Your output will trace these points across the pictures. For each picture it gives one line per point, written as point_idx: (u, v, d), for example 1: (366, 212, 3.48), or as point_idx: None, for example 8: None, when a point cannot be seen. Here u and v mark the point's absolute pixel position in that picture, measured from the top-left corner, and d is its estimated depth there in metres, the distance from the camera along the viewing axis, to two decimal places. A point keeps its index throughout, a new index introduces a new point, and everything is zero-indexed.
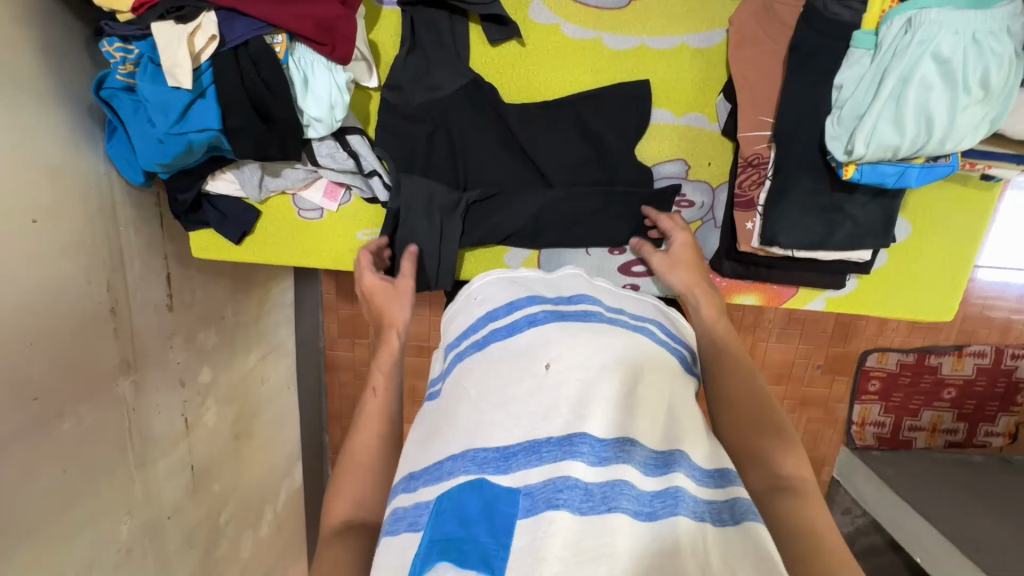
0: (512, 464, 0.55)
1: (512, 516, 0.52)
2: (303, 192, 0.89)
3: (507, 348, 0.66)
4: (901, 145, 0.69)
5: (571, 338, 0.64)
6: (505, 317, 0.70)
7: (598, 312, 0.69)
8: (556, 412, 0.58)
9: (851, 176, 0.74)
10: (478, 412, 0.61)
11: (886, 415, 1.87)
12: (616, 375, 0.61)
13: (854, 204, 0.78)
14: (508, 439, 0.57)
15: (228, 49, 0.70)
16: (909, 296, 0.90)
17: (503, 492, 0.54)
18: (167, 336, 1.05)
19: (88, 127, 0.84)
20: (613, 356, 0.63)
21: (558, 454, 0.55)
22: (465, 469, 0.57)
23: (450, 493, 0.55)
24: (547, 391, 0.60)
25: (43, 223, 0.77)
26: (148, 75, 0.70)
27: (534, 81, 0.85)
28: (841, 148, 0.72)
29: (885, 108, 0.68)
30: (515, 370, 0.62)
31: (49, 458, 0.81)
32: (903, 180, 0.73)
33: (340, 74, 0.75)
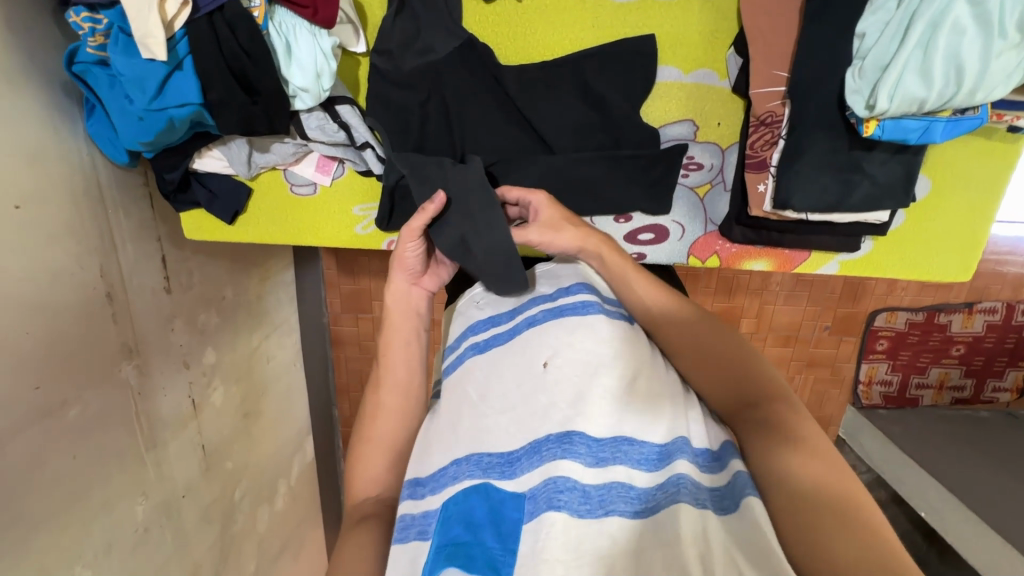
0: (517, 469, 0.60)
1: (518, 520, 0.56)
2: (295, 167, 0.85)
3: (509, 352, 0.71)
4: (928, 97, 0.64)
5: (567, 336, 0.67)
6: (507, 323, 0.75)
7: (596, 302, 0.70)
8: (555, 410, 0.62)
9: (872, 133, 0.69)
10: (483, 417, 0.67)
11: (894, 374, 1.87)
12: (613, 373, 0.63)
13: (872, 161, 0.74)
14: (512, 444, 0.63)
15: (203, 15, 0.64)
16: (924, 256, 0.87)
17: (507, 497, 0.59)
18: (167, 320, 1.04)
19: (65, 105, 0.80)
20: (610, 351, 0.65)
21: (556, 452, 0.58)
22: (469, 474, 0.62)
23: (455, 498, 0.60)
24: (547, 388, 0.65)
25: (27, 210, 0.74)
26: (120, 47, 0.65)
27: (531, 40, 0.79)
28: (862, 102, 0.68)
29: (912, 57, 0.64)
30: (518, 373, 0.68)
31: (57, 445, 0.80)
32: (928, 136, 0.69)
33: (324, 40, 0.71)
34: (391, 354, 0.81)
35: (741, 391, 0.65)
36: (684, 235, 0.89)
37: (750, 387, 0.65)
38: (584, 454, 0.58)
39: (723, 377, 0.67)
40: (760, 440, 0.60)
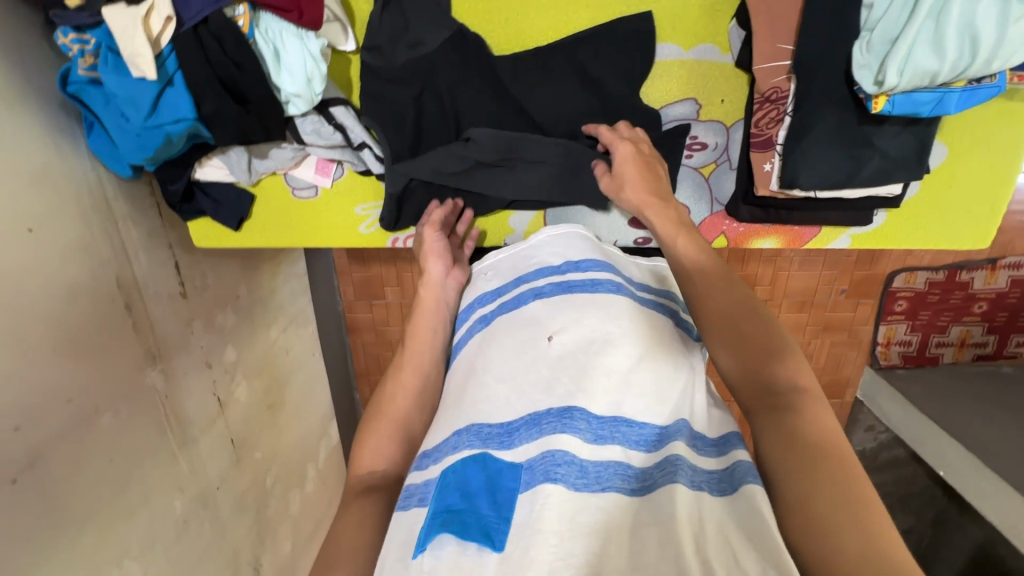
0: (515, 440, 0.62)
1: (513, 490, 0.58)
2: (295, 171, 0.85)
3: (513, 324, 0.74)
4: (941, 70, 0.62)
5: (574, 313, 0.71)
6: (512, 291, 0.78)
7: (607, 281, 0.74)
8: (558, 383, 0.65)
9: (881, 109, 0.67)
10: (483, 387, 0.69)
11: (913, 335, 1.85)
12: (625, 346, 0.67)
13: (883, 135, 0.71)
14: (511, 416, 0.64)
15: (187, 29, 0.63)
16: (941, 227, 0.85)
17: (504, 467, 0.60)
18: (186, 323, 1.07)
19: (64, 122, 0.80)
20: (618, 328, 0.69)
21: (556, 426, 0.60)
22: (469, 444, 0.63)
23: (454, 467, 0.61)
24: (551, 360, 0.68)
25: (40, 231, 0.76)
26: (111, 66, 0.64)
27: (522, 26, 0.77)
28: (870, 78, 0.65)
29: (923, 29, 0.61)
30: (523, 346, 0.70)
31: (95, 452, 0.85)
32: (942, 108, 0.66)
33: (312, 42, 0.69)
34: (413, 338, 0.81)
35: (758, 381, 0.63)
36: (690, 217, 0.87)
37: (771, 378, 0.63)
38: (584, 429, 0.61)
39: (744, 367, 0.65)
40: (776, 431, 0.60)
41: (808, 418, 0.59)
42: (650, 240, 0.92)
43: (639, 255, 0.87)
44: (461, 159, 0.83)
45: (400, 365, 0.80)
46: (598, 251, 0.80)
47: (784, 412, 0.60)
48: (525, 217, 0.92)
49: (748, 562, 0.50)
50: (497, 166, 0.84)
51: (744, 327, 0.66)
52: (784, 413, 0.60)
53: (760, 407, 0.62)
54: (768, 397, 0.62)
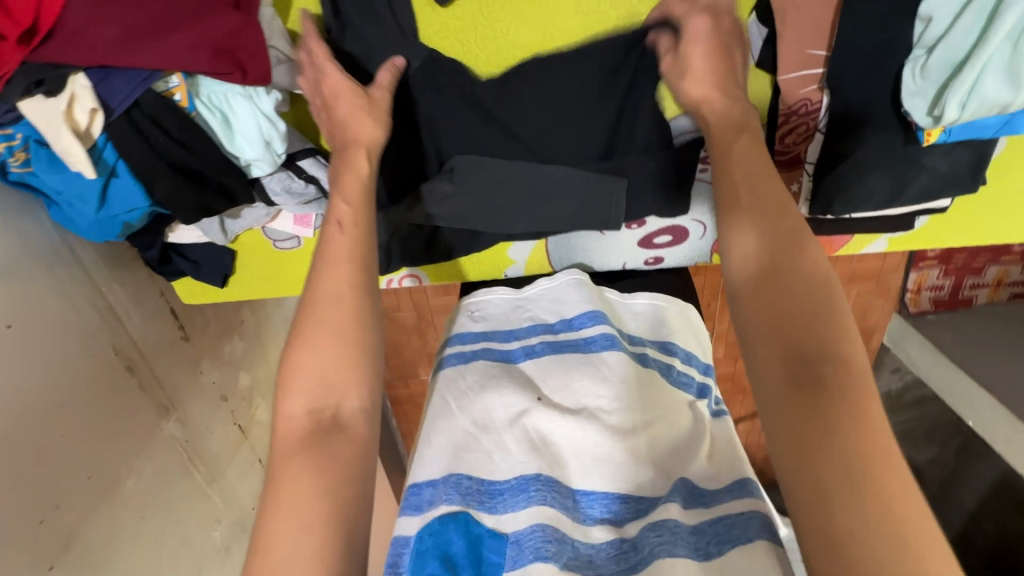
0: (500, 505, 0.60)
1: (499, 564, 0.56)
2: (273, 224, 0.79)
3: (498, 372, 0.72)
4: (1013, 101, 0.56)
5: (565, 377, 0.70)
6: (500, 342, 0.78)
7: (603, 336, 0.72)
8: (545, 451, 0.64)
9: (935, 140, 0.62)
10: (464, 436, 0.66)
11: (945, 279, 1.75)
12: (621, 409, 0.65)
13: (933, 154, 0.65)
14: (496, 477, 0.62)
15: (119, 116, 0.57)
16: (991, 223, 0.77)
17: (487, 534, 0.58)
18: (193, 365, 1.06)
19: (22, 200, 0.75)
20: (611, 392, 0.67)
21: (544, 496, 0.59)
22: (448, 499, 0.60)
23: (432, 527, 0.58)
24: (540, 418, 0.66)
25: (21, 325, 0.72)
26: (45, 161, 0.57)
27: (503, 45, 0.71)
28: (925, 109, 0.60)
29: (997, 53, 0.55)
30: (510, 398, 0.68)
31: (126, 515, 0.87)
32: (1011, 128, 0.60)
33: (263, 99, 0.62)
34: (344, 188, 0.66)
35: (785, 347, 0.51)
36: (699, 233, 0.88)
37: (800, 343, 0.50)
38: (573, 507, 0.60)
39: (773, 318, 0.52)
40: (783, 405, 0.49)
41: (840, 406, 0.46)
42: (662, 258, 0.91)
43: (638, 291, 0.83)
44: (445, 195, 0.80)
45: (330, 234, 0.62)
46: (594, 297, 0.78)
47: (811, 387, 0.48)
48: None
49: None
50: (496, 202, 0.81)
51: (779, 259, 0.54)
52: (817, 390, 0.47)
53: (782, 379, 0.50)
54: (798, 368, 0.49)
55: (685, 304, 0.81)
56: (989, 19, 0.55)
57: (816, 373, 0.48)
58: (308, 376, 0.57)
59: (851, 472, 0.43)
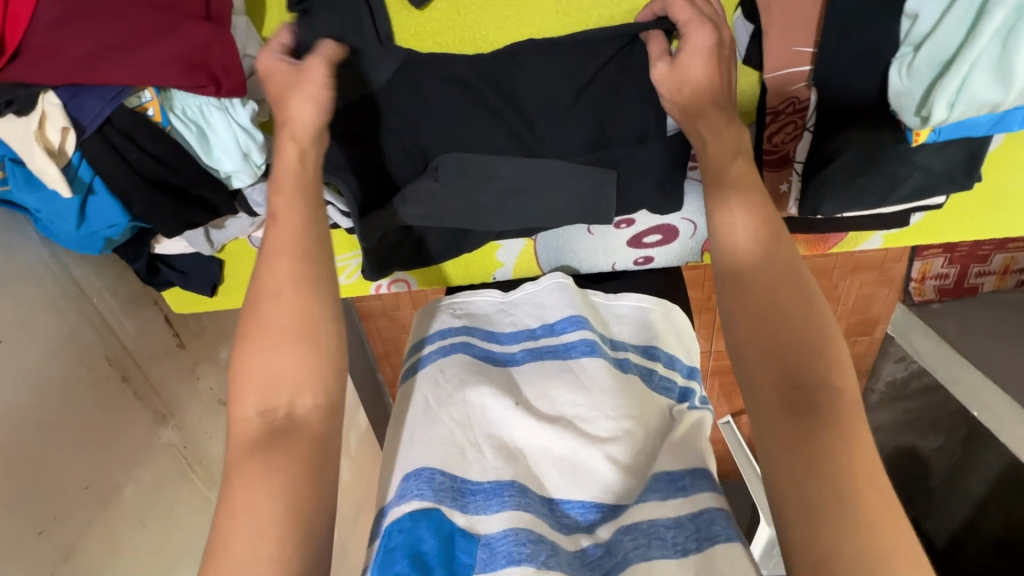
0: (471, 505, 0.61)
1: (468, 565, 0.57)
2: (259, 233, 0.79)
3: (475, 369, 0.73)
4: (1005, 99, 0.53)
5: (544, 385, 0.71)
6: (480, 342, 0.80)
7: (583, 343, 0.74)
8: (521, 458, 0.65)
9: (925, 140, 0.60)
10: (444, 432, 0.66)
11: (950, 267, 1.72)
12: (600, 417, 0.66)
13: (925, 153, 0.63)
14: (472, 476, 0.63)
15: (91, 133, 0.57)
16: (988, 213, 0.76)
17: (460, 532, 0.59)
18: (190, 372, 1.06)
19: (10, 216, 0.75)
20: (588, 398, 0.68)
21: (518, 501, 0.60)
22: (420, 495, 0.60)
23: (403, 524, 0.59)
24: (517, 422, 0.67)
25: (12, 340, 0.73)
26: (22, 181, 0.58)
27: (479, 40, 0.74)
28: (913, 109, 0.58)
29: (986, 49, 0.53)
30: (489, 400, 0.69)
31: (125, 524, 0.88)
32: (1005, 126, 0.58)
33: (238, 111, 0.62)
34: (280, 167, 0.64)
35: (780, 369, 0.53)
36: (691, 232, 0.87)
37: (793, 367, 0.52)
38: (552, 514, 0.62)
39: (765, 346, 0.54)
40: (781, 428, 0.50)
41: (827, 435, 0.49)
42: (653, 258, 0.89)
43: (626, 293, 0.84)
44: (432, 193, 0.78)
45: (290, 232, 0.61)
46: (577, 299, 0.78)
47: (802, 411, 0.50)
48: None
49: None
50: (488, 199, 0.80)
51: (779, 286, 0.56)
52: (808, 414, 0.50)
53: (776, 399, 0.52)
54: (794, 393, 0.51)
55: (669, 305, 0.82)
56: (977, 16, 0.54)
57: (807, 398, 0.50)
58: (257, 379, 0.56)
59: (835, 489, 0.46)
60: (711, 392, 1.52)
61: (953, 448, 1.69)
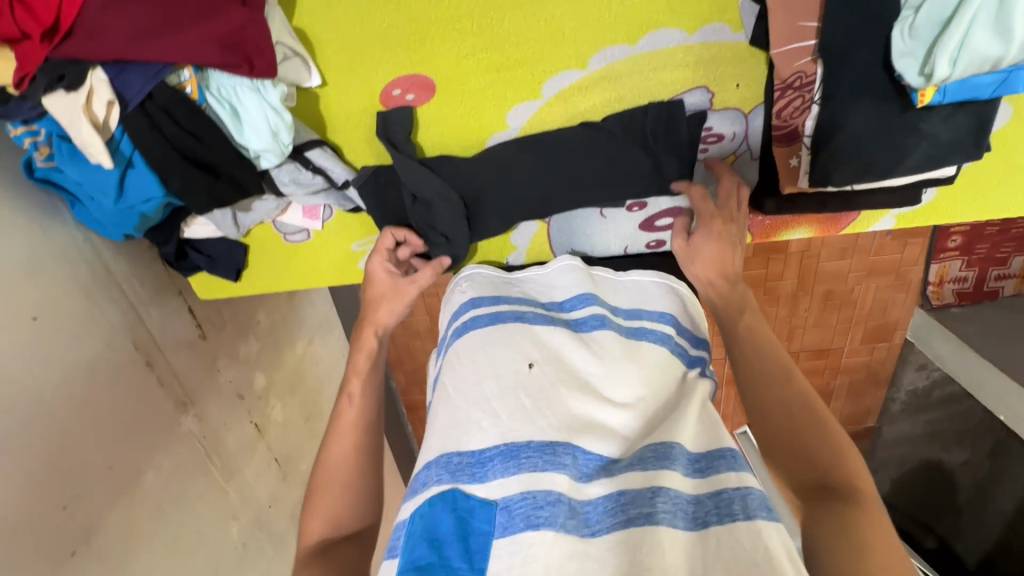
0: (488, 472, 0.63)
1: (489, 534, 0.59)
2: (283, 218, 0.81)
3: (484, 340, 0.76)
4: (1005, 54, 0.54)
5: (559, 352, 0.76)
6: (489, 305, 0.81)
7: (595, 316, 0.80)
8: (538, 415, 0.67)
9: (930, 100, 0.60)
10: (457, 411, 0.69)
11: (969, 270, 1.69)
12: (612, 384, 0.73)
13: (932, 120, 0.62)
14: (483, 445, 0.65)
15: (133, 108, 0.58)
16: (1011, 194, 0.75)
17: (477, 505, 0.60)
18: (210, 363, 1.08)
19: (47, 199, 0.78)
20: (600, 367, 0.74)
21: (536, 462, 0.62)
22: (438, 479, 0.64)
23: (422, 510, 0.62)
24: (530, 383, 0.71)
25: (45, 317, 0.75)
26: (68, 155, 0.60)
27: (495, 32, 0.67)
28: (916, 69, 0.58)
29: (985, 5, 0.53)
30: (502, 367, 0.72)
31: (146, 508, 0.89)
32: (1008, 86, 0.59)
33: (270, 92, 0.63)
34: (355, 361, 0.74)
35: (814, 473, 0.57)
36: None
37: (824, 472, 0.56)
38: (572, 464, 0.63)
39: (802, 464, 0.58)
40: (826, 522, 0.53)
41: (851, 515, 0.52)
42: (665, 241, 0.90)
43: (629, 272, 0.87)
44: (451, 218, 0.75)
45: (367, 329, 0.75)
46: (584, 276, 0.84)
47: (825, 501, 0.55)
48: (526, 113, 0.73)
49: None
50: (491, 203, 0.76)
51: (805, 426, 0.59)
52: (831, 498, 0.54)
53: (801, 487, 0.57)
54: (817, 490, 0.56)
55: (685, 287, 0.83)
56: None
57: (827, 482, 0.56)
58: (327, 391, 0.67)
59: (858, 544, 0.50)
60: (723, 393, 1.51)
61: (980, 463, 1.64)
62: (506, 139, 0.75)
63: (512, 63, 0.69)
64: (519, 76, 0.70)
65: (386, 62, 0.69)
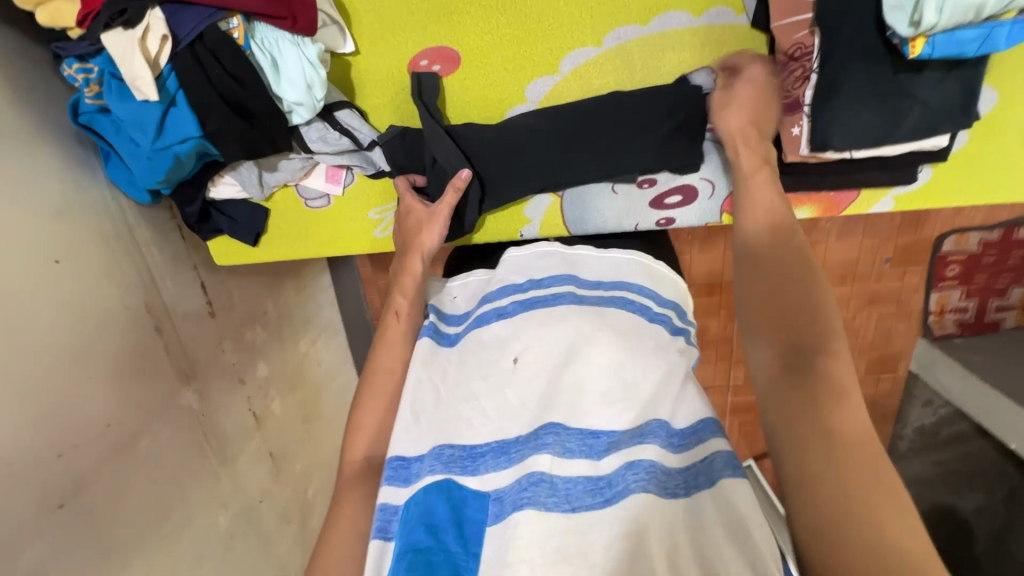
0: (481, 466, 0.60)
1: (481, 522, 0.57)
2: (306, 181, 0.85)
3: (474, 343, 0.69)
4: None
5: (537, 331, 0.64)
6: (474, 312, 0.72)
7: (569, 294, 0.68)
8: (524, 408, 0.61)
9: (920, 53, 0.62)
10: (448, 410, 0.64)
11: (969, 300, 1.66)
12: (592, 356, 0.61)
13: (923, 84, 0.66)
14: (477, 440, 0.61)
15: (184, 47, 0.63)
16: (993, 172, 0.79)
17: (470, 495, 0.58)
18: (216, 342, 1.09)
19: (84, 155, 0.82)
20: (580, 340, 0.62)
21: (524, 452, 0.58)
22: (431, 469, 0.60)
23: (417, 497, 0.59)
24: (515, 381, 0.62)
25: (67, 262, 0.78)
26: (115, 92, 0.65)
27: (521, 9, 0.75)
28: (905, 20, 0.60)
29: None
30: (487, 366, 0.65)
31: (137, 477, 0.86)
32: (992, 44, 0.60)
33: (309, 48, 0.69)
34: (403, 282, 0.78)
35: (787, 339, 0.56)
36: (719, 192, 0.83)
37: (797, 337, 0.55)
38: (556, 441, 0.57)
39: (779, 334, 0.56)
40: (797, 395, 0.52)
41: (830, 381, 0.52)
42: (675, 221, 0.86)
43: (609, 248, 0.77)
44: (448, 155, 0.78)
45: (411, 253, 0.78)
46: (562, 260, 0.74)
47: (799, 371, 0.53)
48: (543, 87, 0.80)
49: (732, 557, 0.49)
50: (509, 164, 0.80)
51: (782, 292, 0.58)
52: (806, 376, 0.52)
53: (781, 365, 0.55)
54: (793, 357, 0.54)
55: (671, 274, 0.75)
56: None
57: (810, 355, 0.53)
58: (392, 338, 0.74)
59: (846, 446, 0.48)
60: None
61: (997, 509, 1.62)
62: (524, 111, 0.82)
63: (535, 38, 0.77)
64: (541, 50, 0.78)
65: (416, 33, 0.77)
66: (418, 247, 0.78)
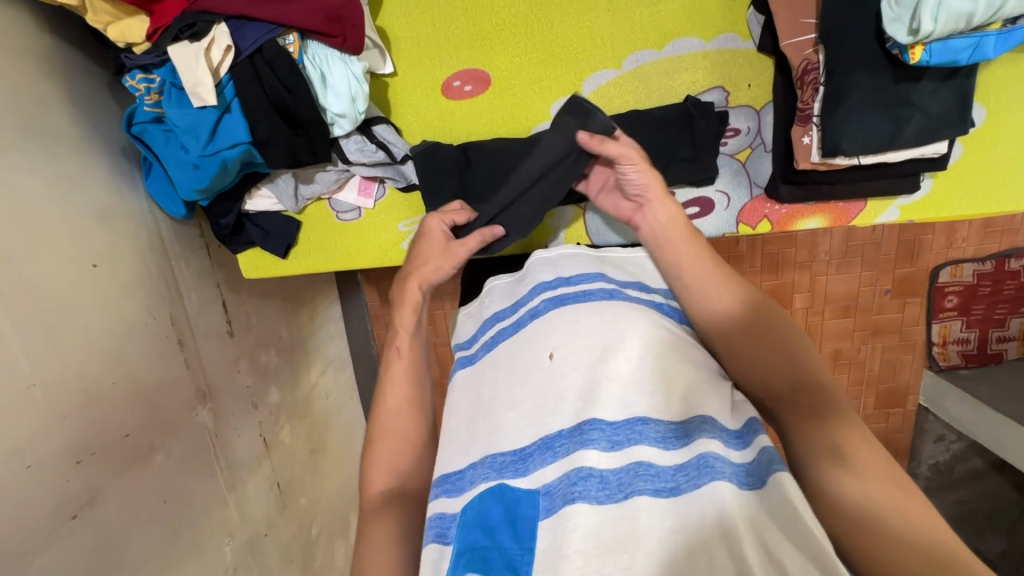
0: (531, 465, 0.59)
1: (534, 517, 0.56)
2: (338, 195, 0.93)
3: (511, 347, 0.70)
4: (976, 10, 0.64)
5: (570, 326, 0.66)
6: (509, 316, 0.74)
7: (600, 288, 0.69)
8: (563, 402, 0.61)
9: (919, 59, 0.69)
10: (492, 417, 0.65)
11: (970, 331, 1.67)
12: (628, 348, 0.62)
13: (921, 92, 0.74)
14: (523, 441, 0.61)
15: (244, 57, 0.72)
16: (989, 185, 0.86)
17: (523, 495, 0.58)
18: (232, 362, 1.08)
19: (126, 167, 0.86)
20: (614, 334, 0.64)
21: (570, 447, 0.57)
22: (485, 477, 0.61)
23: (473, 502, 0.59)
24: (552, 380, 0.63)
25: (103, 267, 0.79)
26: (174, 100, 0.74)
27: (550, 38, 0.85)
28: (904, 29, 0.68)
29: None
30: (525, 368, 0.66)
31: (148, 490, 0.83)
32: (981, 52, 0.68)
33: (355, 65, 0.79)
34: (401, 312, 0.79)
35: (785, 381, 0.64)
36: (731, 204, 0.91)
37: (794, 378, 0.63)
38: (600, 438, 0.56)
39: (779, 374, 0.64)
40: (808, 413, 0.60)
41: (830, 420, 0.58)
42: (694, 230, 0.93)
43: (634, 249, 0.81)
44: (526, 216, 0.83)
45: (406, 278, 0.78)
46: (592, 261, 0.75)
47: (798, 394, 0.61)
48: (567, 105, 0.89)
49: (790, 552, 0.49)
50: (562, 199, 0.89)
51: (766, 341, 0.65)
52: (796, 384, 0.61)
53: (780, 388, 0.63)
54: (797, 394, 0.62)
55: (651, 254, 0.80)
56: None
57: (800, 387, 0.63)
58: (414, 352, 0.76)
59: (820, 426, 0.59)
60: None
61: None
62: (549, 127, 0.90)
63: (561, 62, 0.86)
64: (564, 73, 0.87)
65: (450, 58, 0.87)
66: (416, 272, 0.78)
